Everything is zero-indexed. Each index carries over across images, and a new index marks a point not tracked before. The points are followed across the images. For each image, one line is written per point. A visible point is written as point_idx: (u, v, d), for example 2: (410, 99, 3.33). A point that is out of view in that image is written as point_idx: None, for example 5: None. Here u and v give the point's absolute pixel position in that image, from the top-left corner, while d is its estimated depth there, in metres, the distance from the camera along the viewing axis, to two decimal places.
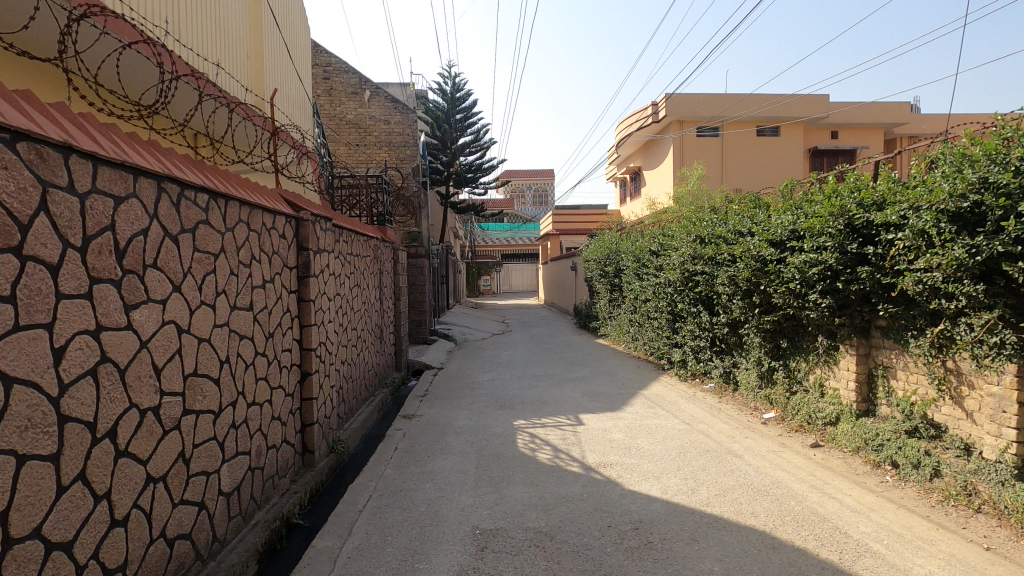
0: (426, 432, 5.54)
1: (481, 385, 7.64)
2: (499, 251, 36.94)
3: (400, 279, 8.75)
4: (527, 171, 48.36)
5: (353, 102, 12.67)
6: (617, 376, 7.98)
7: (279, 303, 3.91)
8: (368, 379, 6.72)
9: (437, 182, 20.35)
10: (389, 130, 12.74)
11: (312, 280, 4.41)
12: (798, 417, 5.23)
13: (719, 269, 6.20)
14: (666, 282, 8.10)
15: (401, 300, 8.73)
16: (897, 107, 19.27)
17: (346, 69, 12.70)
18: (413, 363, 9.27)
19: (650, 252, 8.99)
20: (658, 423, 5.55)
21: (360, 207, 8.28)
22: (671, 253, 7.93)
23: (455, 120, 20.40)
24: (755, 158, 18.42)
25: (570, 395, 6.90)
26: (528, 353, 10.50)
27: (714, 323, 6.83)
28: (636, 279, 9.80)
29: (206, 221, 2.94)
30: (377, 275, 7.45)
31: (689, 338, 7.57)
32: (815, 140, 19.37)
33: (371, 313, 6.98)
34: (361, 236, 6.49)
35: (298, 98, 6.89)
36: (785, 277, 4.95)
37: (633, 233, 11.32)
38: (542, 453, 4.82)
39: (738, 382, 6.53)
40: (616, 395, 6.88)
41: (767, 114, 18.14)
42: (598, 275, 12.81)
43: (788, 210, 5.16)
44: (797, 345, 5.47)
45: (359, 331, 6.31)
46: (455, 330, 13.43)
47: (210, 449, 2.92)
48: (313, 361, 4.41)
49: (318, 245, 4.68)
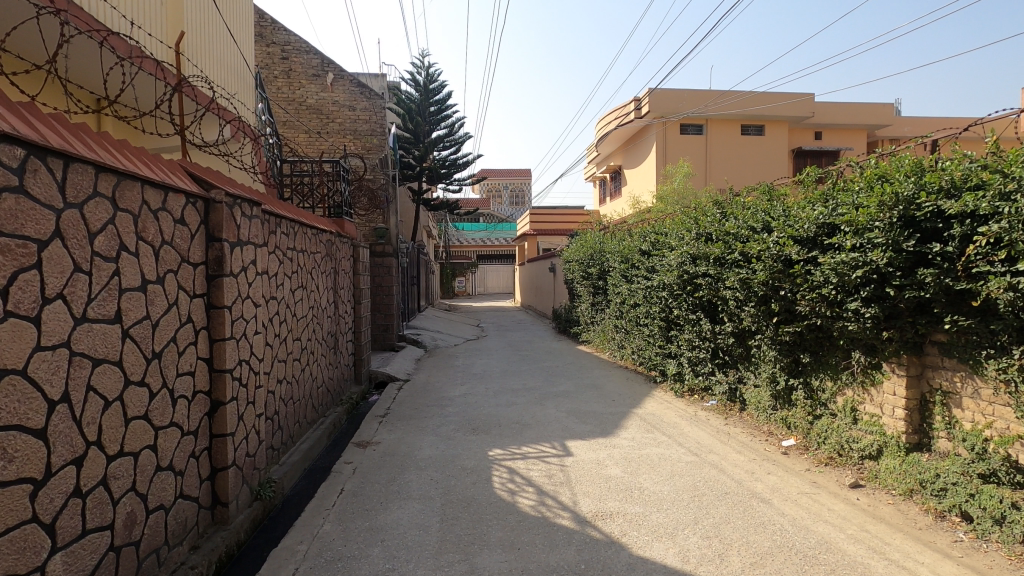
0: (381, 466, 4.55)
1: (451, 402, 6.66)
2: (474, 252, 35.86)
3: (361, 280, 7.73)
4: (503, 171, 47.46)
5: (315, 85, 11.58)
6: (606, 391, 7.09)
7: (171, 311, 2.89)
8: (316, 398, 5.71)
9: (409, 178, 19.24)
10: (353, 117, 11.66)
11: (228, 280, 3.40)
12: (828, 447, 4.40)
13: (727, 271, 5.38)
14: (659, 285, 7.27)
15: (362, 304, 7.71)
16: (883, 107, 18.86)
17: (307, 49, 11.57)
18: (376, 374, 8.23)
19: (642, 251, 8.14)
20: (661, 454, 4.66)
21: (312, 193, 7.24)
22: (665, 252, 7.10)
23: (429, 113, 19.34)
24: (740, 156, 17.87)
25: (554, 416, 5.97)
26: (505, 362, 9.54)
27: (718, 333, 6.00)
28: (624, 281, 8.94)
29: (20, 189, 1.92)
30: (332, 275, 6.43)
31: (686, 348, 6.73)
32: (799, 140, 18.91)
33: (321, 321, 5.95)
34: (309, 228, 5.47)
35: (237, 65, 5.85)
36: (816, 282, 4.14)
37: (617, 232, 10.52)
38: (524, 497, 3.87)
39: (746, 400, 5.72)
40: (606, 415, 5.97)
41: (752, 113, 17.51)
42: (581, 277, 11.92)
43: (818, 201, 4.36)
44: (821, 361, 4.65)
45: (303, 342, 5.29)
46: (425, 335, 12.40)
47: (22, 539, 1.91)
48: (229, 386, 3.40)
49: (241, 236, 3.67)
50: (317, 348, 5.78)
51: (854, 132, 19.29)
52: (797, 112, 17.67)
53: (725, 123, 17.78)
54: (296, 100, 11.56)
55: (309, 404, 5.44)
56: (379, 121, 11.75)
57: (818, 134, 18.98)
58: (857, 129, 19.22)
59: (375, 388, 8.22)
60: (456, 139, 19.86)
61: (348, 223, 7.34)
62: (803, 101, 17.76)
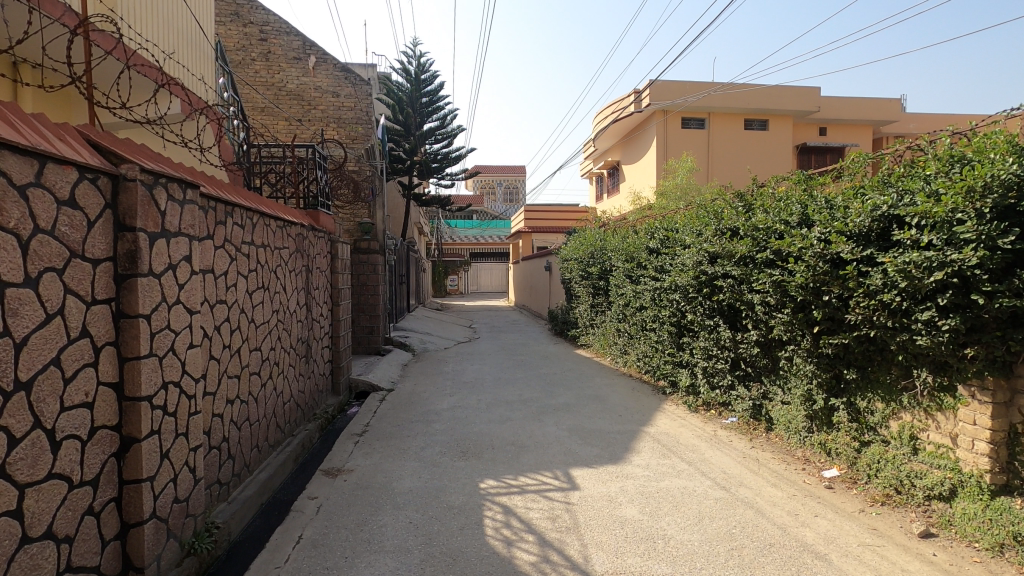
0: (351, 504, 3.81)
1: (438, 418, 5.91)
2: (467, 249, 35.05)
3: (340, 279, 6.98)
4: (497, 168, 46.73)
5: (296, 69, 10.79)
6: (611, 404, 6.38)
7: (49, 324, 2.13)
8: (282, 416, 4.98)
9: (398, 172, 18.43)
10: (337, 104, 10.87)
11: (145, 282, 2.64)
12: (882, 482, 3.70)
13: (755, 272, 4.70)
14: (669, 287, 6.59)
15: (341, 306, 6.96)
16: (889, 103, 18.26)
17: (287, 29, 10.76)
18: (357, 383, 7.48)
19: (649, 249, 7.44)
20: (683, 487, 3.94)
21: (284, 179, 6.45)
22: (677, 250, 6.42)
23: (420, 105, 18.55)
24: (742, 151, 17.23)
25: (554, 435, 5.24)
26: (499, 369, 8.80)
27: (740, 342, 5.32)
28: (627, 282, 8.24)
29: None
30: (303, 273, 5.70)
31: (700, 358, 6.04)
32: (804, 136, 18.27)
33: (290, 328, 5.22)
34: (273, 220, 4.72)
35: (190, 32, 5.07)
36: (875, 285, 3.47)
37: (620, 229, 9.83)
38: (523, 550, 3.14)
39: (772, 419, 5.04)
40: (613, 435, 5.25)
41: (756, 107, 16.84)
42: (579, 277, 11.20)
43: (873, 189, 3.69)
44: (871, 377, 3.97)
45: (265, 352, 4.55)
46: (413, 337, 11.65)
47: None
48: (147, 417, 2.65)
49: (174, 225, 2.93)
50: (284, 358, 5.04)
51: (859, 128, 18.70)
52: (802, 107, 17.04)
53: (728, 117, 17.12)
54: (275, 84, 10.76)
55: (272, 424, 4.71)
56: (365, 109, 10.97)
57: (823, 130, 18.37)
58: (862, 125, 18.63)
59: (355, 398, 7.46)
60: (448, 132, 19.09)
61: (324, 215, 6.60)
62: (809, 95, 17.12)
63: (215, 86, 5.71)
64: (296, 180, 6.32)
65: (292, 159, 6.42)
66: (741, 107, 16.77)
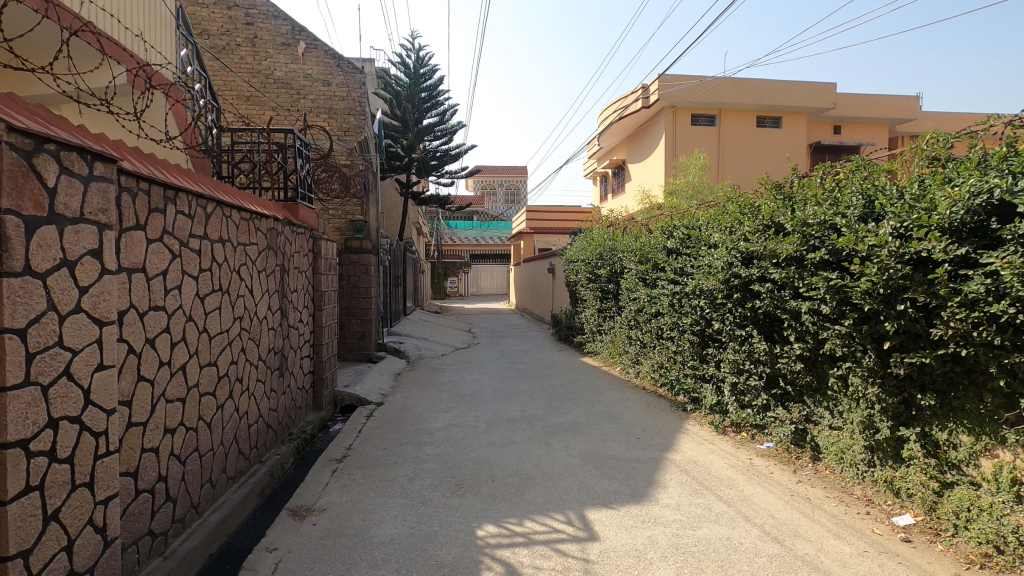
0: (316, 560, 3.06)
1: (431, 440, 5.16)
2: (467, 251, 34.33)
3: (323, 280, 6.26)
4: (498, 169, 46.10)
5: (284, 55, 10.08)
6: (626, 424, 5.65)
7: None
8: (248, 440, 4.27)
9: (396, 170, 17.72)
10: (328, 94, 10.18)
11: (17, 283, 1.91)
12: (976, 538, 2.96)
13: (805, 275, 3.99)
14: (692, 292, 5.88)
15: (323, 311, 6.24)
16: (906, 100, 17.54)
17: (275, 13, 10.03)
18: (342, 396, 6.74)
19: (667, 250, 6.74)
20: (725, 538, 3.21)
21: (258, 165, 5.69)
22: (701, 250, 5.71)
23: (419, 100, 17.84)
24: (754, 149, 16.53)
25: (564, 464, 4.49)
26: (500, 379, 8.07)
27: (781, 356, 4.61)
28: (641, 285, 7.52)
29: None
30: (278, 273, 5.00)
31: (728, 373, 5.34)
32: (817, 134, 17.57)
33: (259, 337, 4.52)
34: (235, 209, 3.99)
35: None
36: (976, 291, 2.78)
37: (631, 228, 9.12)
38: None
39: (819, 447, 4.33)
40: (633, 463, 4.51)
41: (768, 103, 16.15)
42: (586, 279, 10.47)
43: (968, 173, 3.00)
44: (954, 405, 3.25)
45: (224, 366, 3.83)
46: (408, 342, 10.92)
47: None
48: (19, 471, 1.92)
49: (73, 207, 2.19)
50: (251, 372, 4.33)
51: (874, 126, 18.01)
52: (817, 104, 16.34)
53: (739, 114, 16.44)
54: (261, 72, 10.05)
55: (234, 452, 3.99)
56: (358, 99, 10.26)
57: (837, 128, 17.65)
58: (877, 123, 17.93)
59: (340, 413, 6.72)
60: (448, 129, 18.39)
61: (305, 208, 5.87)
62: (823, 91, 16.42)
63: (174, 58, 4.96)
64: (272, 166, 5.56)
65: (267, 144, 5.67)
66: (753, 102, 16.09)
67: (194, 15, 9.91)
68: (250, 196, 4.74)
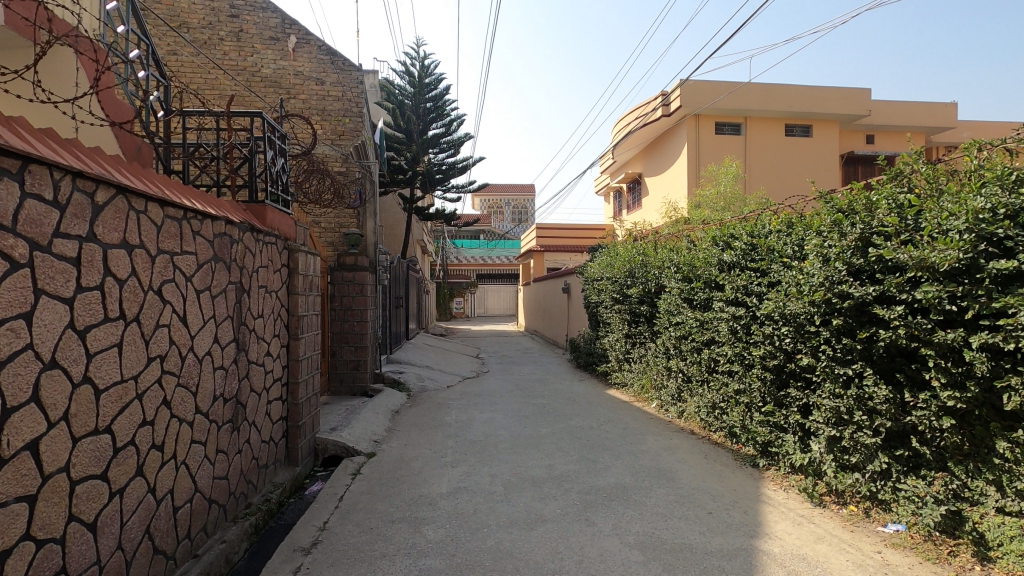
0: None
1: (432, 516, 3.87)
2: (474, 271, 33.19)
3: (301, 303, 5.06)
4: (505, 187, 45.28)
5: (272, 51, 9.05)
6: (687, 488, 4.35)
7: None
8: (174, 531, 3.01)
9: (399, 184, 16.68)
10: (321, 94, 9.12)
11: None
12: None
13: (985, 294, 2.87)
14: (766, 315, 4.67)
15: (301, 340, 5.02)
16: (945, 107, 16.33)
17: (264, 4, 9.01)
18: (324, 445, 5.47)
19: (723, 265, 5.54)
20: None
21: (216, 158, 4.51)
22: (782, 264, 4.54)
23: (424, 111, 16.71)
24: (783, 160, 15.38)
25: (619, 560, 3.20)
26: (515, 419, 6.79)
27: (918, 405, 3.39)
28: (687, 308, 6.31)
29: None
30: (235, 292, 3.83)
31: (825, 424, 4.07)
32: (850, 144, 16.38)
33: (200, 380, 3.31)
34: (156, 202, 2.81)
35: None
36: None
37: (668, 242, 7.91)
38: None
39: (985, 540, 3.04)
40: (716, 558, 3.22)
41: (798, 110, 15.01)
42: (611, 300, 9.22)
43: None
44: None
45: (128, 430, 2.61)
46: (409, 371, 9.67)
47: None
48: None
49: None
50: (184, 431, 3.11)
51: (909, 135, 16.82)
52: (851, 111, 15.16)
53: (766, 122, 15.32)
54: (247, 69, 9.01)
55: (144, 553, 2.73)
56: (355, 100, 9.19)
57: (870, 137, 16.53)
58: (913, 132, 16.72)
59: (322, 466, 5.45)
60: (454, 141, 17.33)
61: (276, 212, 4.68)
62: (858, 97, 15.23)
63: (99, 13, 3.81)
64: (232, 159, 4.38)
65: (226, 131, 4.50)
66: (782, 109, 14.95)
67: (173, 7, 8.92)
68: (199, 192, 3.60)
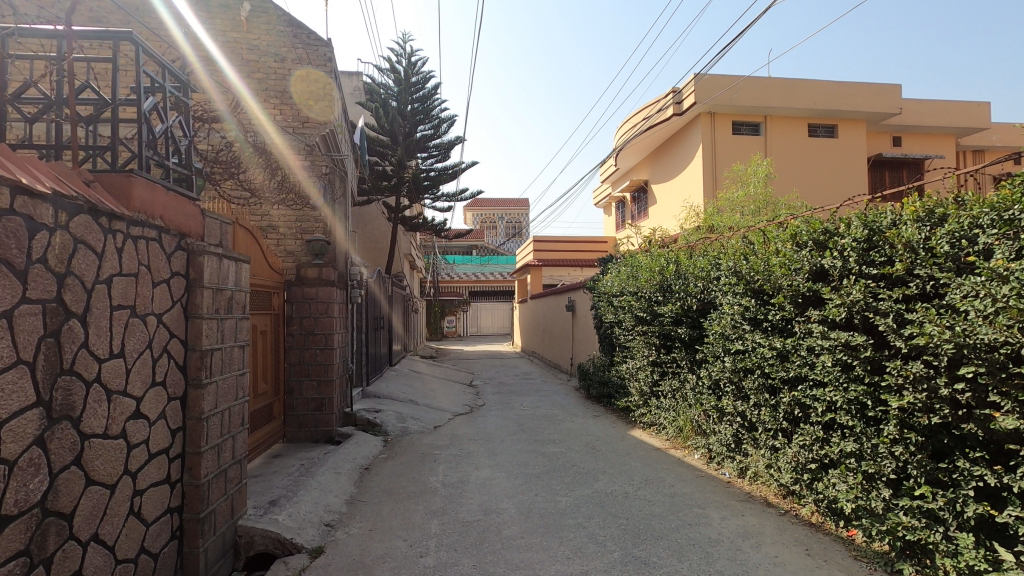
0: None
1: None
2: (467, 288, 31.50)
3: (208, 330, 3.37)
4: (498, 202, 43.99)
5: (221, 21, 7.51)
6: None
7: None
8: None
9: (383, 191, 14.97)
10: (281, 73, 7.56)
11: None
12: None
13: None
14: (916, 347, 3.11)
15: (206, 387, 3.33)
16: (978, 107, 15.03)
17: None
18: (249, 537, 3.72)
19: (819, 275, 3.98)
20: None
21: (49, 101, 2.78)
22: (950, 273, 3.00)
23: (410, 112, 15.09)
24: (808, 161, 13.96)
25: None
26: (523, 481, 5.11)
27: None
28: (753, 332, 4.70)
29: None
30: (43, 319, 2.16)
31: None
32: (876, 147, 15.05)
33: None
34: None
35: None
36: None
37: (710, 246, 6.35)
38: None
39: None
40: None
41: (824, 108, 13.62)
42: (635, 321, 7.60)
43: None
44: None
45: None
46: (387, 409, 7.94)
47: None
48: None
49: None
50: None
51: (939, 138, 15.47)
52: (882, 109, 13.79)
53: (788, 122, 13.92)
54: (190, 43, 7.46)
55: None
56: (321, 79, 7.60)
57: (897, 139, 15.21)
58: (944, 133, 15.38)
59: (244, 569, 3.71)
60: (443, 144, 15.76)
61: (158, 191, 3.01)
62: (888, 94, 13.88)
63: None
64: (71, 97, 2.66)
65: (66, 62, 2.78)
66: (807, 107, 13.56)
67: None
68: None
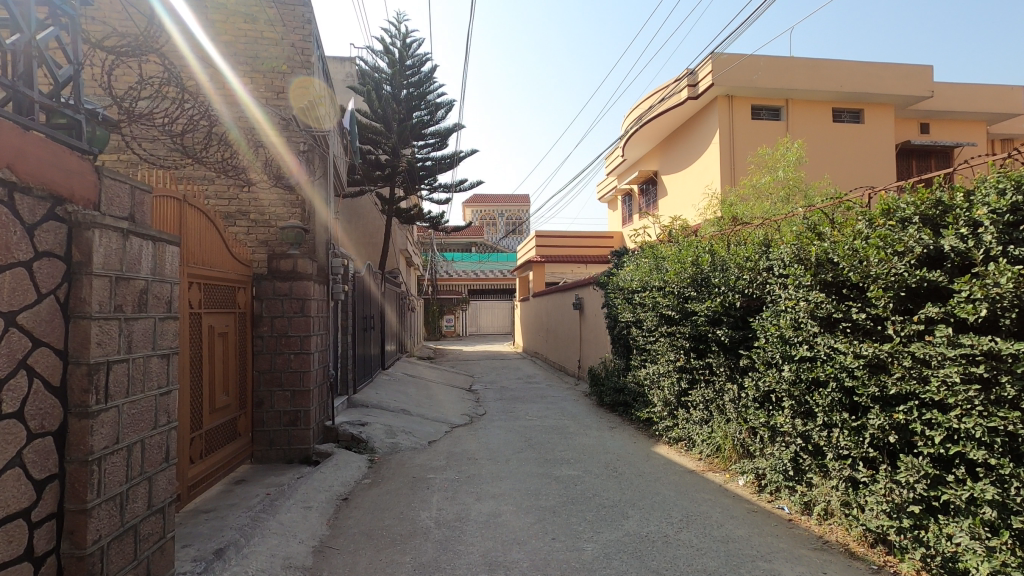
0: None
1: None
2: (465, 286, 30.58)
3: (101, 334, 2.38)
4: (498, 198, 43.05)
5: None
6: None
7: None
8: None
9: (376, 181, 14.19)
10: (253, 35, 6.58)
11: None
12: None
13: None
14: None
15: (97, 416, 2.34)
16: (1012, 91, 14.04)
17: None
18: None
19: (934, 262, 3.02)
20: None
21: None
22: None
23: (404, 97, 14.05)
24: (833, 148, 13.00)
25: None
26: (534, 519, 4.14)
27: None
28: (827, 335, 3.72)
29: None
30: None
31: None
32: (904, 134, 14.11)
33: None
34: None
35: None
36: None
37: (750, 233, 5.38)
38: None
39: None
40: None
41: (851, 90, 12.60)
42: (658, 320, 6.63)
43: None
44: None
45: None
46: (374, 421, 6.96)
47: None
48: None
49: None
50: None
51: (971, 125, 14.50)
52: (915, 92, 12.68)
53: (812, 106, 12.93)
54: None
55: None
56: (299, 44, 6.61)
57: (924, 126, 14.27)
58: (975, 119, 14.41)
59: None
60: (440, 131, 14.78)
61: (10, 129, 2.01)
62: (921, 75, 12.81)
63: None
64: None
65: None
66: (832, 90, 12.57)
67: None
68: None
